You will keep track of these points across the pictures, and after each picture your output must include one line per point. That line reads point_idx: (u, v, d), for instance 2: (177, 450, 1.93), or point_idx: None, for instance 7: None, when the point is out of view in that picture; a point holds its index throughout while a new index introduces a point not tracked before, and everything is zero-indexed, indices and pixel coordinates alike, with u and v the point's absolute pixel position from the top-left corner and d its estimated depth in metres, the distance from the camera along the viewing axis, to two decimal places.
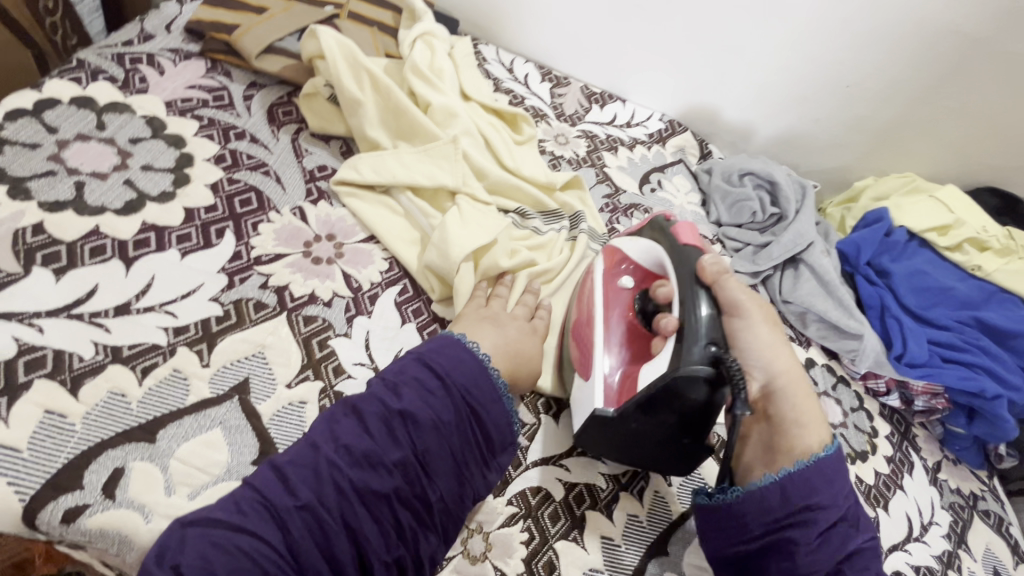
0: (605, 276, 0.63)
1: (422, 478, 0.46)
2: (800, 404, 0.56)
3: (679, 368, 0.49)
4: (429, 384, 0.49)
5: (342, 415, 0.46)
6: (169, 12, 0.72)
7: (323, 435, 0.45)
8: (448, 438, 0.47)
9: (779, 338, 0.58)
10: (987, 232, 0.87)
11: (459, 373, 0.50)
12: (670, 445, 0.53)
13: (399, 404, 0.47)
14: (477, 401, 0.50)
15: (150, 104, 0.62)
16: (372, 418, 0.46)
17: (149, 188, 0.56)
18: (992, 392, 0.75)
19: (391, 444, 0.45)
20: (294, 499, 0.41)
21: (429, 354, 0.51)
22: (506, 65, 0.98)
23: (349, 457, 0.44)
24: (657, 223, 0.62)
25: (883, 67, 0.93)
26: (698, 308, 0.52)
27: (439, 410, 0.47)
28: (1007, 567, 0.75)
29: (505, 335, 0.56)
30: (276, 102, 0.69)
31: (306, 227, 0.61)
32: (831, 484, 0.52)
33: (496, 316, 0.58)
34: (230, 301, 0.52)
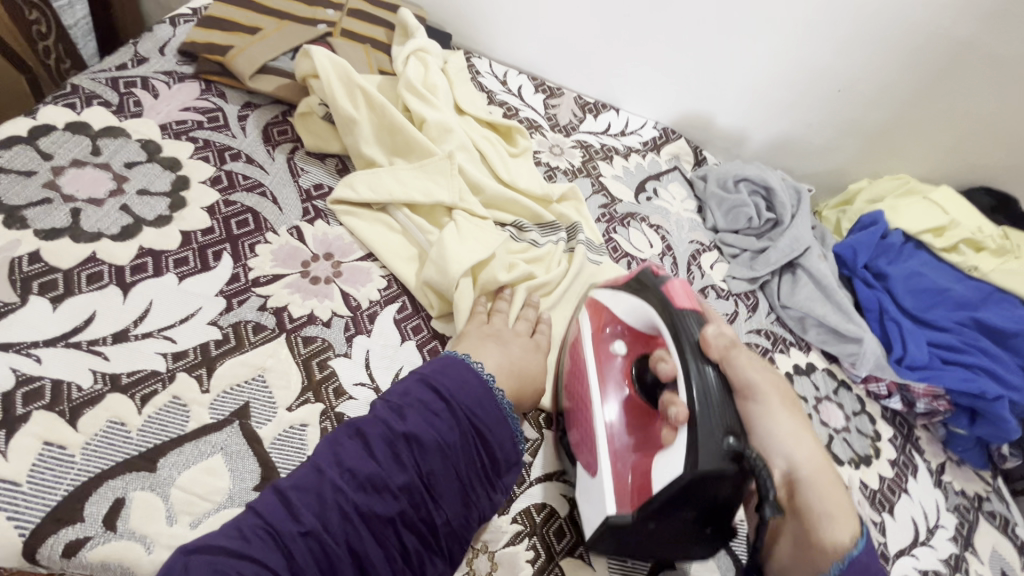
0: (596, 344, 0.60)
1: (427, 502, 0.45)
2: (829, 494, 0.53)
3: (698, 466, 0.45)
4: (432, 406, 0.48)
5: (346, 438, 0.46)
6: (162, 35, 0.72)
7: (327, 459, 0.45)
8: (453, 460, 0.47)
9: (801, 422, 0.56)
10: (982, 232, 0.88)
11: (462, 394, 0.50)
12: (690, 543, 0.48)
13: (403, 427, 0.46)
14: (481, 422, 0.49)
15: (145, 128, 0.62)
16: (376, 441, 0.45)
17: (145, 213, 0.56)
18: (994, 393, 0.75)
19: (395, 467, 0.45)
20: (298, 525, 0.41)
21: (432, 375, 0.51)
22: (500, 77, 0.98)
23: (353, 481, 0.44)
24: (645, 285, 0.59)
25: (873, 70, 0.93)
26: (709, 388, 0.49)
27: (444, 432, 0.47)
28: (1015, 569, 0.74)
29: (507, 354, 0.56)
30: (271, 121, 0.69)
31: (303, 247, 0.61)
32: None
33: (498, 333, 0.59)
34: (228, 324, 0.52)
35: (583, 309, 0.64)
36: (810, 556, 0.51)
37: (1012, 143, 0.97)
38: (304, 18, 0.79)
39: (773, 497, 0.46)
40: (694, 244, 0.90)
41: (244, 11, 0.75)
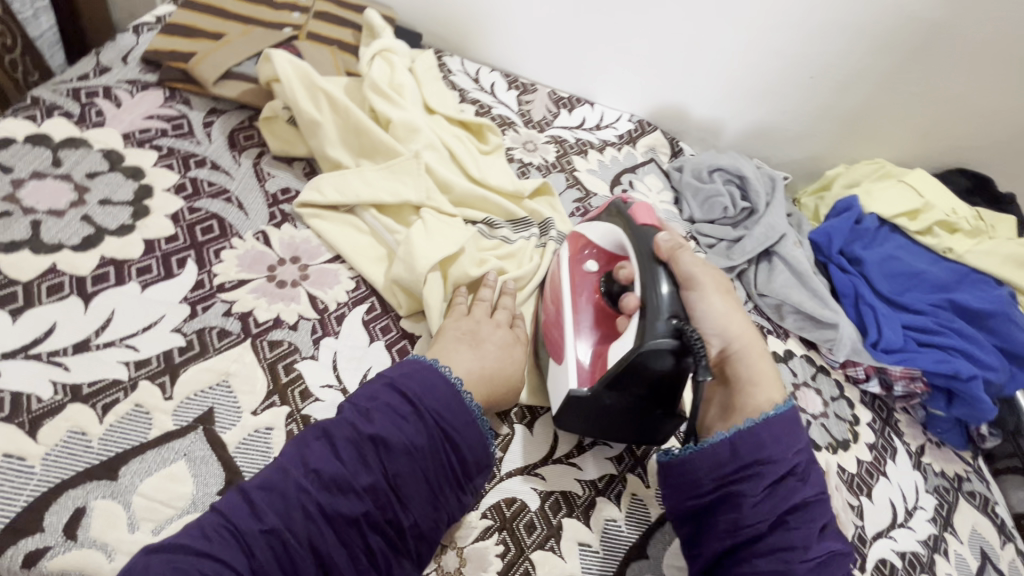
0: (571, 264, 0.66)
1: (394, 504, 0.45)
2: (756, 367, 0.57)
3: (644, 344, 0.51)
4: (400, 409, 0.48)
5: (313, 440, 0.46)
6: (125, 44, 0.72)
7: (293, 461, 0.45)
8: (421, 463, 0.47)
9: (735, 304, 0.58)
10: (956, 214, 0.88)
11: (430, 398, 0.50)
12: (645, 415, 0.55)
13: (370, 429, 0.46)
14: (450, 425, 0.49)
15: (107, 137, 0.62)
16: (342, 443, 0.46)
17: (107, 222, 0.56)
18: (968, 373, 0.75)
19: (361, 469, 0.45)
20: (260, 524, 0.41)
21: (400, 379, 0.51)
22: (472, 75, 0.98)
23: (319, 483, 0.44)
24: (615, 208, 0.64)
25: (844, 56, 0.93)
26: (656, 284, 0.54)
27: (411, 434, 0.47)
28: (994, 548, 0.75)
29: (481, 358, 0.55)
30: (237, 127, 0.69)
31: (269, 251, 0.61)
32: (785, 438, 0.53)
33: (472, 334, 0.58)
34: (192, 331, 0.52)
35: (565, 240, 0.69)
36: (732, 413, 0.56)
37: (985, 124, 0.98)
38: (269, 22, 0.78)
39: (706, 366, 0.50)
40: None
41: (207, 17, 0.74)
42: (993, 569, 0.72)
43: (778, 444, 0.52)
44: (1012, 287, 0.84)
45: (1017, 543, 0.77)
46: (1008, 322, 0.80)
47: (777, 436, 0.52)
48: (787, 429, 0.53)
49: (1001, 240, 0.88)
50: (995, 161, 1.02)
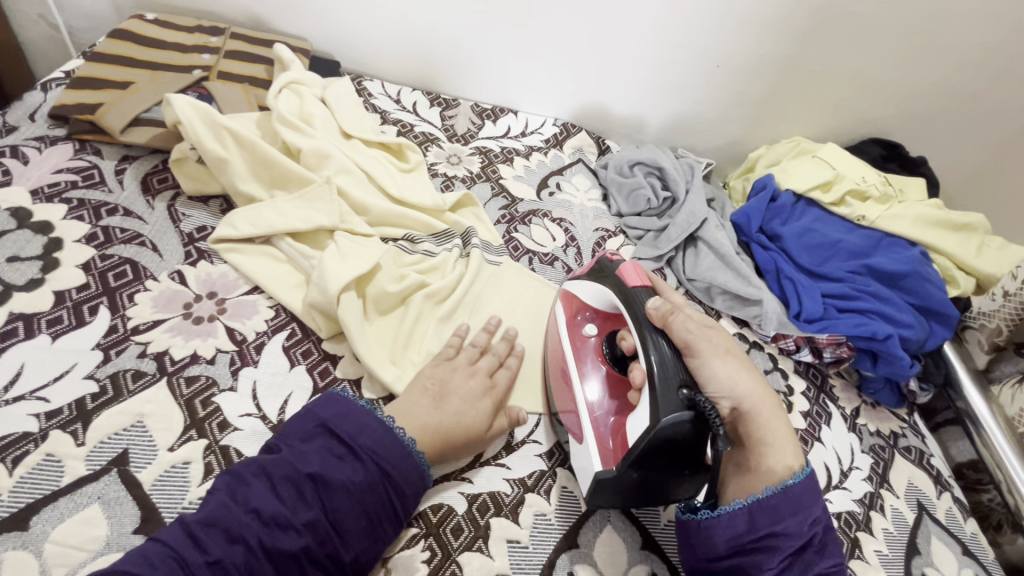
0: (569, 332, 0.66)
1: (333, 535, 0.46)
2: (771, 427, 0.59)
3: (662, 419, 0.50)
4: (335, 451, 0.50)
5: (252, 478, 0.48)
6: (33, 102, 0.73)
7: (233, 497, 0.46)
8: (359, 498, 0.48)
9: (738, 365, 0.60)
10: (865, 181, 0.92)
11: (365, 435, 0.51)
12: (671, 484, 0.53)
13: (307, 467, 0.48)
14: (387, 461, 0.50)
15: (14, 196, 0.63)
16: (281, 481, 0.47)
17: (15, 279, 0.57)
18: (884, 333, 0.78)
19: (301, 505, 0.47)
20: (205, 555, 0.43)
21: (334, 421, 0.52)
22: (393, 97, 1.00)
23: (259, 520, 0.45)
24: (603, 271, 0.65)
25: (744, 43, 0.97)
26: (663, 353, 0.54)
27: (348, 472, 0.48)
28: (930, 498, 0.77)
29: (437, 412, 0.56)
30: (150, 171, 0.71)
31: (185, 289, 0.62)
32: (808, 505, 0.54)
33: (441, 387, 0.59)
34: (106, 375, 0.53)
35: (557, 301, 0.71)
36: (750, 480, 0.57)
37: (888, 94, 1.02)
38: (178, 67, 0.80)
39: (724, 433, 0.52)
40: (599, 232, 0.92)
41: (115, 68, 0.76)
42: (930, 519, 0.74)
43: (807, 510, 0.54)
44: (924, 246, 0.88)
45: (953, 491, 0.79)
46: (921, 281, 0.83)
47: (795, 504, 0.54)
48: (811, 494, 0.55)
49: (909, 203, 0.92)
50: (904, 128, 1.07)
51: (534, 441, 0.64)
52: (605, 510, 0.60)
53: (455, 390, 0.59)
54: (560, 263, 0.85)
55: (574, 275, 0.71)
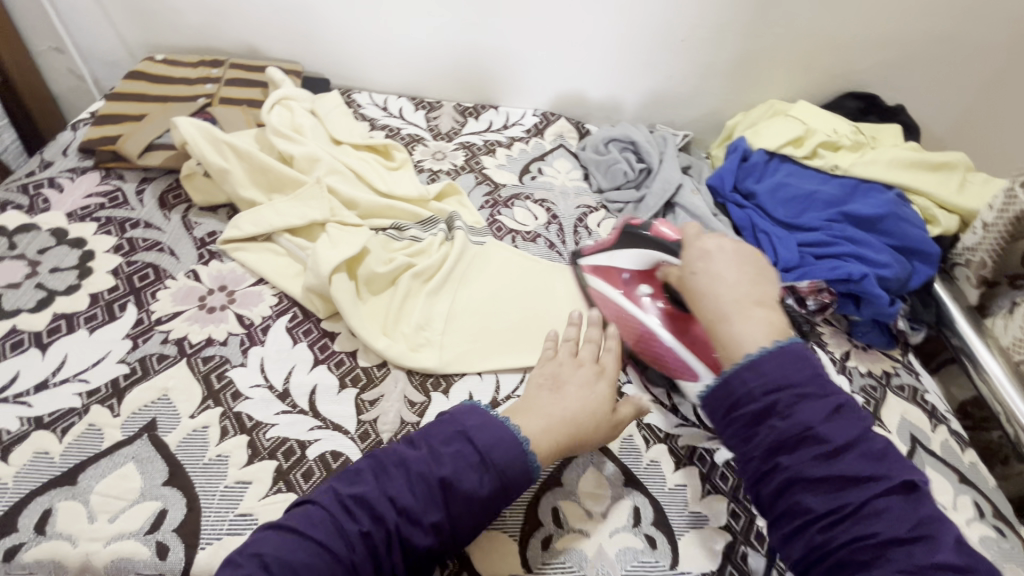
0: (626, 297, 0.74)
1: (455, 537, 0.50)
2: (751, 319, 0.54)
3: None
4: (469, 457, 0.51)
5: (393, 467, 0.51)
6: (65, 139, 0.84)
7: (377, 484, 0.50)
8: (482, 509, 0.51)
9: (745, 267, 0.59)
10: (837, 133, 0.94)
11: (499, 451, 0.52)
12: None
13: (441, 472, 0.50)
14: (511, 478, 0.52)
15: (54, 218, 0.73)
16: (417, 481, 0.49)
17: (57, 285, 0.66)
18: (859, 274, 0.79)
19: (431, 505, 0.49)
20: (357, 526, 0.47)
21: (474, 430, 0.53)
22: (380, 105, 1.08)
23: (394, 509, 0.48)
24: (632, 234, 0.75)
25: (705, 16, 1.01)
26: None
27: (477, 484, 0.50)
28: (924, 431, 0.77)
29: (563, 405, 0.59)
30: (166, 189, 0.80)
31: (198, 284, 0.70)
32: (796, 367, 0.49)
33: (558, 375, 0.63)
34: (135, 359, 0.61)
35: (594, 276, 0.78)
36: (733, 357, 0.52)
37: (858, 49, 1.04)
38: (185, 97, 0.90)
39: None
40: (582, 208, 0.97)
41: (131, 103, 0.87)
42: (924, 451, 0.75)
43: (791, 371, 0.48)
44: (900, 188, 0.89)
45: (949, 424, 0.79)
46: (898, 221, 0.85)
47: (778, 365, 0.49)
48: (802, 361, 0.49)
49: (882, 148, 0.93)
50: (880, 79, 1.08)
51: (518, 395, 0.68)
52: (589, 452, 0.64)
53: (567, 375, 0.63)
54: (543, 239, 0.89)
55: (596, 248, 0.79)
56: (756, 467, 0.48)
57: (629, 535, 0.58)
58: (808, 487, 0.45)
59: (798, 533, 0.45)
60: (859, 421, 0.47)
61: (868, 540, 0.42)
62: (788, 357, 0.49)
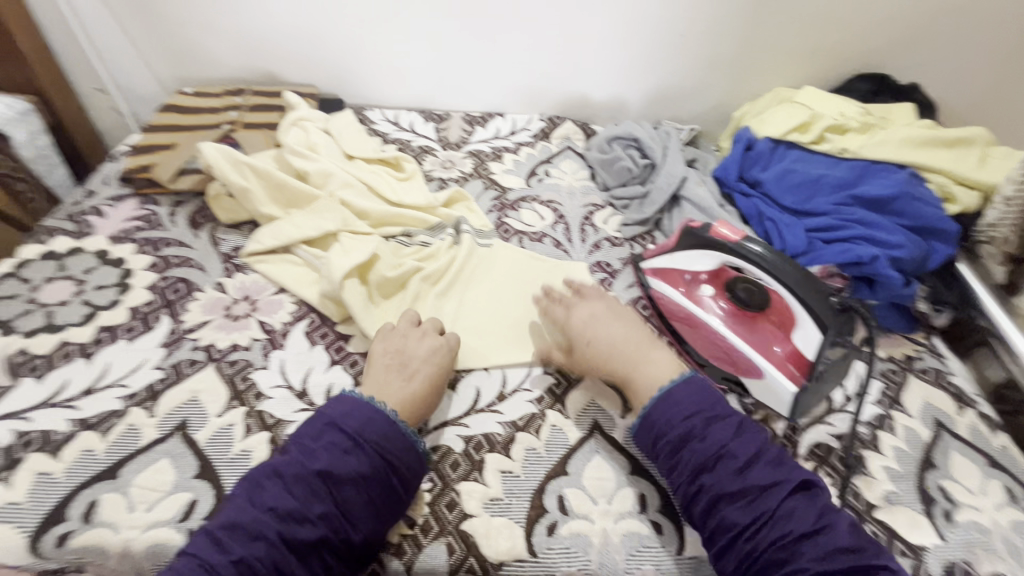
0: (689, 297, 0.76)
1: (347, 522, 0.52)
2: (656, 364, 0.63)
3: (831, 330, 0.64)
4: (342, 445, 0.54)
5: (266, 479, 0.52)
6: (107, 170, 0.92)
7: (251, 501, 0.51)
8: (366, 487, 0.53)
9: (615, 327, 0.68)
10: (844, 116, 0.93)
11: (371, 430, 0.56)
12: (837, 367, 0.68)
13: (317, 466, 0.53)
14: (390, 451, 0.56)
15: (98, 241, 0.80)
16: (293, 482, 0.52)
17: (100, 301, 0.73)
18: (869, 256, 0.78)
19: (313, 500, 0.51)
20: (229, 556, 0.48)
21: (341, 418, 0.57)
22: (392, 120, 1.13)
23: (276, 516, 0.50)
24: (693, 237, 0.74)
25: (703, 10, 1.01)
26: (769, 257, 0.67)
27: (356, 465, 0.53)
28: (949, 415, 0.74)
29: (408, 384, 0.62)
30: (196, 210, 0.87)
31: (225, 295, 0.76)
32: (698, 395, 0.59)
33: (403, 348, 0.66)
34: (169, 365, 0.67)
35: (655, 279, 0.80)
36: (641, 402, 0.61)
37: (865, 29, 1.02)
38: (211, 124, 0.97)
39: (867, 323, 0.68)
40: (588, 207, 0.98)
41: (163, 134, 0.94)
42: (950, 435, 0.72)
43: (696, 399, 0.58)
44: (914, 167, 0.87)
45: (979, 407, 0.76)
46: (912, 201, 0.82)
47: (680, 397, 0.59)
48: (705, 391, 0.59)
49: (893, 128, 0.91)
50: (892, 58, 1.06)
51: (525, 388, 0.70)
52: (594, 442, 0.66)
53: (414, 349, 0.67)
54: (549, 239, 0.92)
55: (657, 250, 0.80)
56: (685, 492, 0.55)
57: (634, 522, 0.59)
58: (729, 500, 0.52)
59: (730, 546, 0.51)
60: (757, 435, 0.56)
61: (784, 539, 0.50)
62: (684, 389, 0.59)
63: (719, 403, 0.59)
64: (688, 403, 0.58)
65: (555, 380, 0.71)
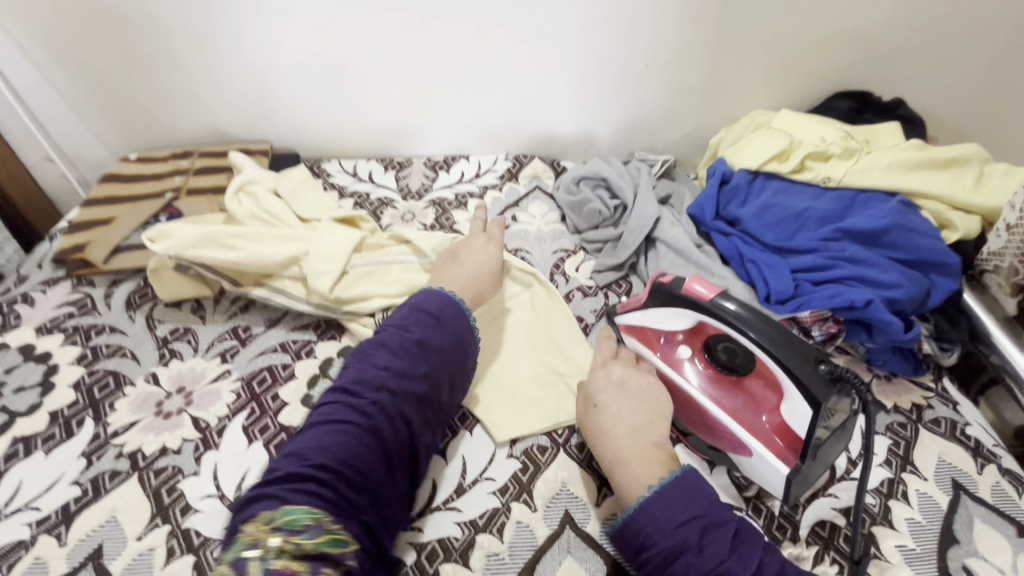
0: (664, 359, 0.69)
1: (437, 389, 0.59)
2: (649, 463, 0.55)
3: (824, 406, 0.56)
4: (427, 322, 0.62)
5: (372, 349, 0.59)
6: (41, 252, 0.86)
7: (363, 364, 0.57)
8: (447, 362, 0.61)
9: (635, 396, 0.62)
10: (825, 141, 0.86)
11: (448, 313, 0.64)
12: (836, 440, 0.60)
13: (414, 338, 0.60)
14: (460, 336, 0.63)
15: (24, 334, 0.75)
16: (396, 348, 0.59)
17: (19, 406, 0.67)
18: (863, 300, 0.70)
19: (412, 363, 0.58)
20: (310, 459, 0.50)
21: (423, 306, 0.64)
22: (350, 171, 1.08)
23: (390, 373, 0.56)
24: (663, 294, 0.67)
25: (664, 36, 0.96)
26: (748, 317, 0.59)
27: (441, 339, 0.61)
28: (969, 475, 0.66)
29: (465, 271, 0.72)
30: (134, 290, 0.81)
31: (157, 388, 0.69)
32: (695, 497, 0.51)
33: (465, 244, 0.77)
34: (88, 479, 0.60)
35: (628, 337, 0.73)
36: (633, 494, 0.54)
37: (840, 46, 0.96)
38: (154, 193, 0.92)
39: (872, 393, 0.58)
40: (558, 253, 0.92)
41: (100, 208, 0.89)
42: (971, 500, 0.64)
43: (693, 502, 0.51)
44: (905, 193, 0.80)
45: (1001, 462, 0.68)
46: (906, 233, 0.75)
47: (674, 501, 0.51)
48: (696, 490, 0.52)
49: (878, 151, 0.84)
50: (870, 74, 1.00)
51: (487, 478, 0.63)
52: (565, 540, 0.58)
53: (481, 246, 0.77)
54: None
55: (627, 306, 0.73)
56: None
57: None
58: None
59: None
60: (755, 542, 0.50)
61: None
62: (683, 488, 0.52)
63: (714, 506, 0.51)
64: (682, 507, 0.50)
65: (521, 466, 0.64)
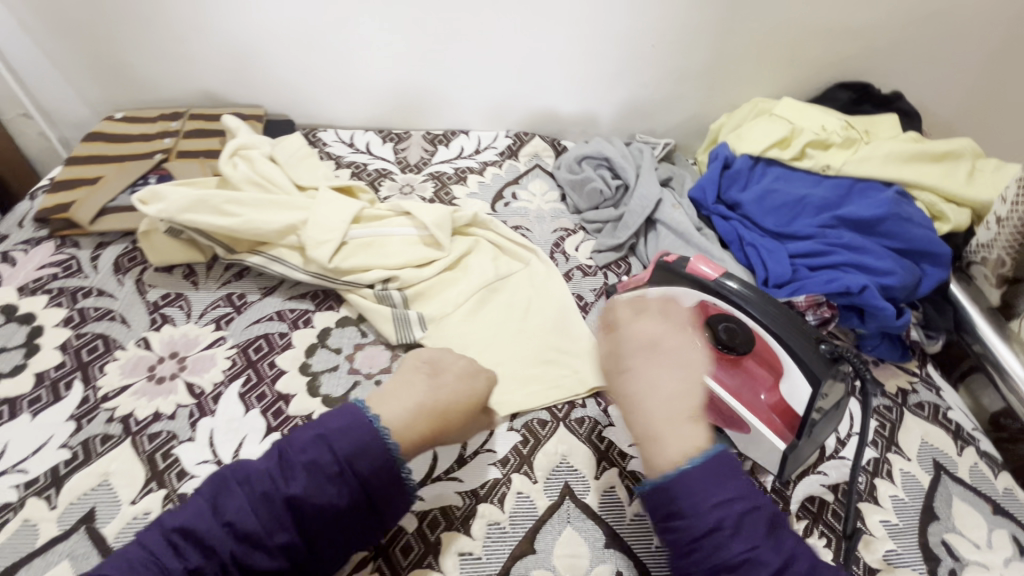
0: None
1: (313, 554, 0.47)
2: (680, 432, 0.50)
3: (822, 384, 0.58)
4: (326, 469, 0.46)
5: (233, 486, 0.46)
6: (22, 210, 0.83)
7: (212, 505, 0.45)
8: (341, 518, 0.47)
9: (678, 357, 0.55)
10: (825, 130, 0.87)
11: (363, 459, 0.47)
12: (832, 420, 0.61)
13: (288, 491, 0.45)
14: (376, 486, 0.48)
15: (5, 294, 0.72)
16: (262, 499, 0.45)
17: (3, 367, 0.64)
18: (858, 286, 0.72)
19: (276, 527, 0.45)
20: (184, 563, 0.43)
21: (334, 434, 0.48)
22: (346, 141, 1.05)
23: (234, 535, 0.44)
24: (668, 273, 0.69)
25: (671, 18, 0.95)
26: (749, 296, 0.63)
27: (331, 497, 0.46)
28: (949, 456, 0.69)
29: (426, 392, 0.55)
30: (122, 253, 0.78)
31: (149, 352, 0.67)
32: (730, 477, 0.47)
33: (439, 359, 0.59)
34: (77, 442, 0.59)
35: None
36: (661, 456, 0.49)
37: (843, 36, 0.97)
38: (142, 154, 0.89)
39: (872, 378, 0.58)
40: (558, 231, 0.92)
41: (85, 166, 0.85)
42: (951, 479, 0.67)
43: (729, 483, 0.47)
44: (902, 184, 0.81)
45: (979, 445, 0.71)
46: (901, 222, 0.77)
47: (711, 479, 0.46)
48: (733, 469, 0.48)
49: (877, 142, 0.85)
50: (871, 65, 1.01)
51: (488, 449, 0.63)
52: (565, 511, 0.59)
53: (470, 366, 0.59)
54: None
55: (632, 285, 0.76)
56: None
57: None
58: None
59: None
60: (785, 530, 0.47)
61: None
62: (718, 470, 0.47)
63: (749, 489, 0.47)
64: (718, 486, 0.46)
65: (522, 438, 0.64)
